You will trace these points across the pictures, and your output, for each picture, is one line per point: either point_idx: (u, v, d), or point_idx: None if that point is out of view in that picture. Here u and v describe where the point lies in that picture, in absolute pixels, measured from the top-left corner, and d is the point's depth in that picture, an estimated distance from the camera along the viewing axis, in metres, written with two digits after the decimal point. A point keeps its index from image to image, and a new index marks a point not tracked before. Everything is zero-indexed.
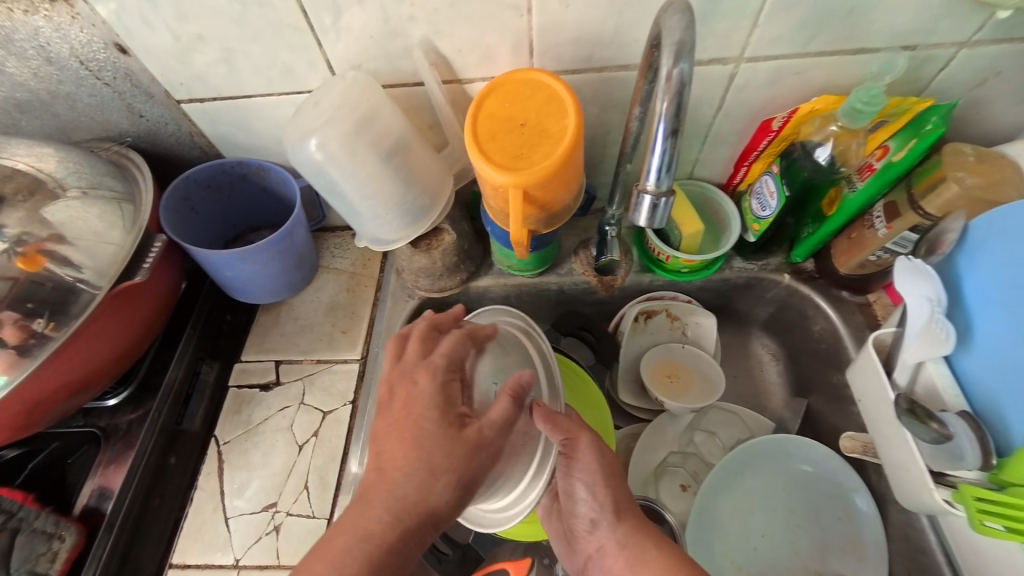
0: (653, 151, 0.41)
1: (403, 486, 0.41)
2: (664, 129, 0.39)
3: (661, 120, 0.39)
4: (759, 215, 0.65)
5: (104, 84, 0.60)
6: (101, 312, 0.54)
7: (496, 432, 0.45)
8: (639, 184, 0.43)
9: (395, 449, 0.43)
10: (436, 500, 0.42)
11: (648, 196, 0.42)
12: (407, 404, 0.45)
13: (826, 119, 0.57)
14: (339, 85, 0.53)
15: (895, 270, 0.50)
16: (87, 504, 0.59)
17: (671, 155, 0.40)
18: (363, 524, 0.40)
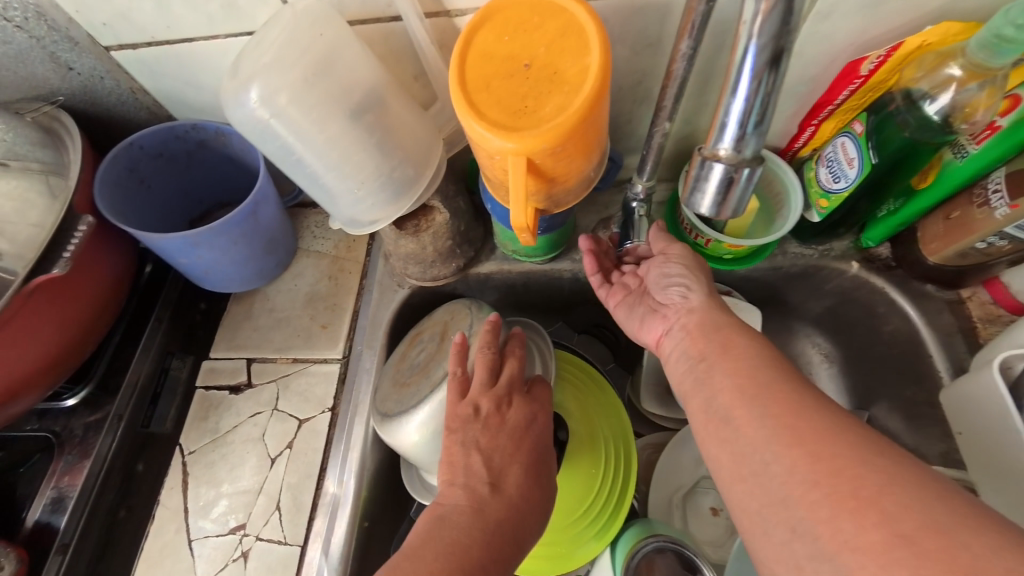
0: (735, 90, 0.28)
1: (514, 522, 0.42)
2: (757, 53, 0.26)
3: (752, 46, 0.26)
4: (830, 189, 0.51)
5: (15, 27, 0.49)
6: (16, 312, 0.45)
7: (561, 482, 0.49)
8: (703, 149, 0.30)
9: (508, 481, 0.44)
10: (529, 534, 0.42)
11: (721, 168, 0.29)
12: (519, 433, 0.46)
13: (941, 57, 0.42)
14: (288, 16, 0.40)
15: None
16: (39, 519, 0.52)
17: (764, 98, 0.27)
18: (467, 536, 0.40)
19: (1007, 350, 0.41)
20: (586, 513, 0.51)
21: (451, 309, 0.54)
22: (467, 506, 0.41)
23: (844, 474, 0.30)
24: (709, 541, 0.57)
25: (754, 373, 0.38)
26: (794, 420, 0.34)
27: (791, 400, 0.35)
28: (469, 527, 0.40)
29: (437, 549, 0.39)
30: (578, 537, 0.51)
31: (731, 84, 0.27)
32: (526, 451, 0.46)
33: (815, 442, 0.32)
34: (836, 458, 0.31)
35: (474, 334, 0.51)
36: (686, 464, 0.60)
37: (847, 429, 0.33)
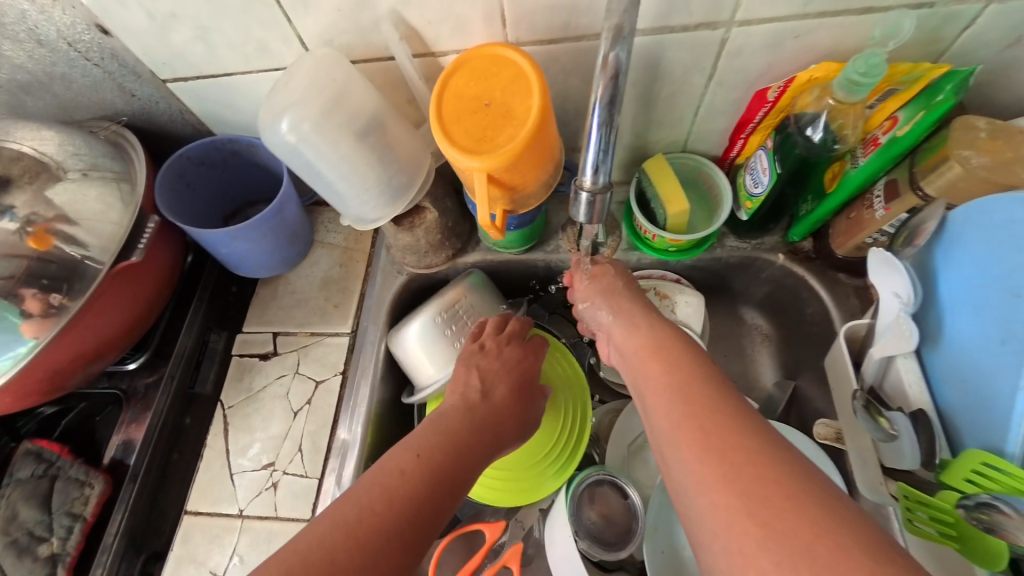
0: (588, 143, 0.37)
1: (498, 431, 0.54)
2: (598, 118, 0.35)
3: (597, 105, 0.35)
4: (752, 193, 0.61)
5: (94, 64, 0.62)
6: (104, 289, 0.58)
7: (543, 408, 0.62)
8: (576, 178, 0.40)
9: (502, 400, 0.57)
10: (507, 434, 0.55)
11: (585, 193, 0.39)
12: (518, 369, 0.60)
13: (825, 89, 0.52)
14: (309, 62, 0.52)
15: (868, 261, 0.52)
16: (113, 457, 0.66)
17: (606, 147, 0.37)
18: (458, 424, 0.52)
19: (852, 322, 0.53)
20: (546, 456, 0.63)
21: (452, 289, 0.67)
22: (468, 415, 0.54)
23: (765, 516, 0.33)
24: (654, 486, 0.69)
25: (694, 411, 0.40)
26: (724, 461, 0.36)
27: (705, 411, 0.40)
28: (467, 427, 0.52)
29: (441, 438, 0.49)
30: (540, 475, 0.63)
31: (585, 139, 0.37)
32: (522, 385, 0.59)
33: (745, 489, 0.34)
34: (758, 506, 0.33)
35: (471, 290, 0.67)
36: (636, 424, 0.72)
37: (777, 459, 0.35)
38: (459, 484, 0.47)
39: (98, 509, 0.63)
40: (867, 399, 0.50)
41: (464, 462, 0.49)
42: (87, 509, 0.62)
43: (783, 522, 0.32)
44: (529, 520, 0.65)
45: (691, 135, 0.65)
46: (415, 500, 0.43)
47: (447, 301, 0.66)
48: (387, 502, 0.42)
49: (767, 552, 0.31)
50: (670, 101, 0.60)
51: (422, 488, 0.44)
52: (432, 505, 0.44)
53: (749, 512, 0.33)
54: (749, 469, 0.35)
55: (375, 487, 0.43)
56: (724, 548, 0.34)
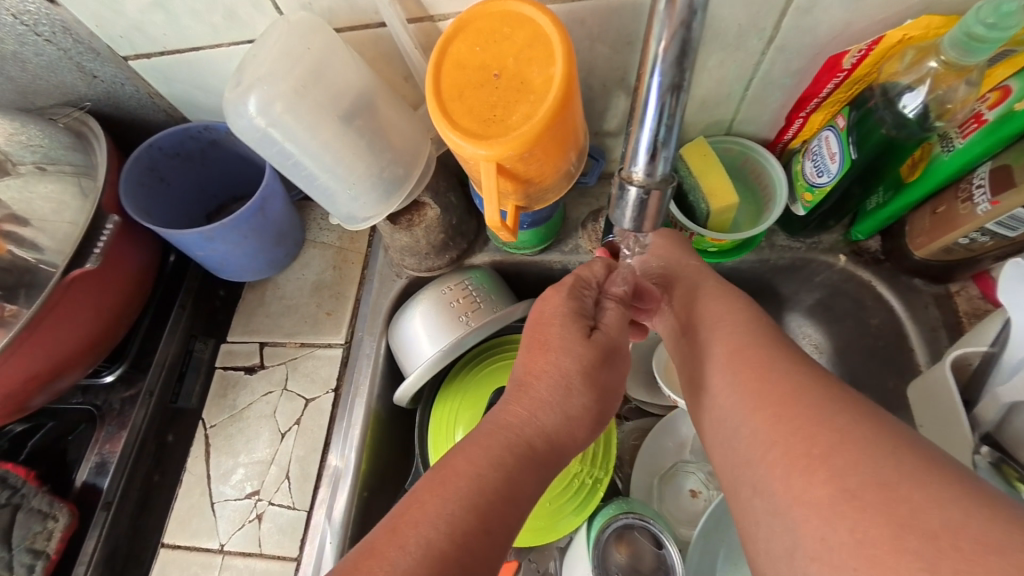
0: (641, 121, 0.27)
1: (539, 430, 0.42)
2: (658, 84, 0.25)
3: (658, 67, 0.25)
4: (814, 183, 0.52)
5: (45, 40, 0.54)
6: (58, 301, 0.51)
7: (617, 333, 0.48)
8: (623, 169, 0.30)
9: (535, 382, 0.44)
10: (575, 405, 0.44)
11: (635, 190, 0.29)
12: (552, 327, 0.46)
13: (921, 52, 0.41)
14: (281, 29, 0.43)
15: (1005, 276, 0.40)
16: (85, 480, 0.60)
17: (669, 127, 0.27)
18: (507, 423, 0.42)
19: (963, 348, 0.44)
20: (567, 490, 0.55)
21: (453, 284, 0.58)
22: (494, 421, 0.43)
23: (824, 427, 0.33)
24: (686, 521, 0.60)
25: (753, 352, 0.41)
26: (783, 383, 0.38)
27: (756, 349, 0.41)
28: (495, 440, 0.41)
29: (472, 458, 0.39)
30: (559, 510, 0.55)
31: (637, 117, 0.27)
32: (566, 346, 0.45)
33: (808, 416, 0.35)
34: (821, 420, 0.34)
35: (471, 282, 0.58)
36: (666, 449, 0.63)
37: (825, 389, 0.36)
38: (502, 518, 0.37)
39: (63, 543, 0.57)
40: (996, 456, 0.41)
41: (516, 483, 0.39)
42: (49, 545, 0.56)
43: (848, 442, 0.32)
44: (546, 561, 0.57)
45: (739, 114, 0.54)
46: (447, 558, 0.34)
47: (446, 296, 0.57)
48: (417, 561, 0.33)
49: (841, 452, 0.32)
50: (717, 73, 0.49)
51: (452, 543, 0.34)
52: (473, 556, 0.35)
53: (807, 424, 0.34)
54: (813, 401, 0.35)
55: (398, 537, 0.35)
56: (784, 470, 0.34)
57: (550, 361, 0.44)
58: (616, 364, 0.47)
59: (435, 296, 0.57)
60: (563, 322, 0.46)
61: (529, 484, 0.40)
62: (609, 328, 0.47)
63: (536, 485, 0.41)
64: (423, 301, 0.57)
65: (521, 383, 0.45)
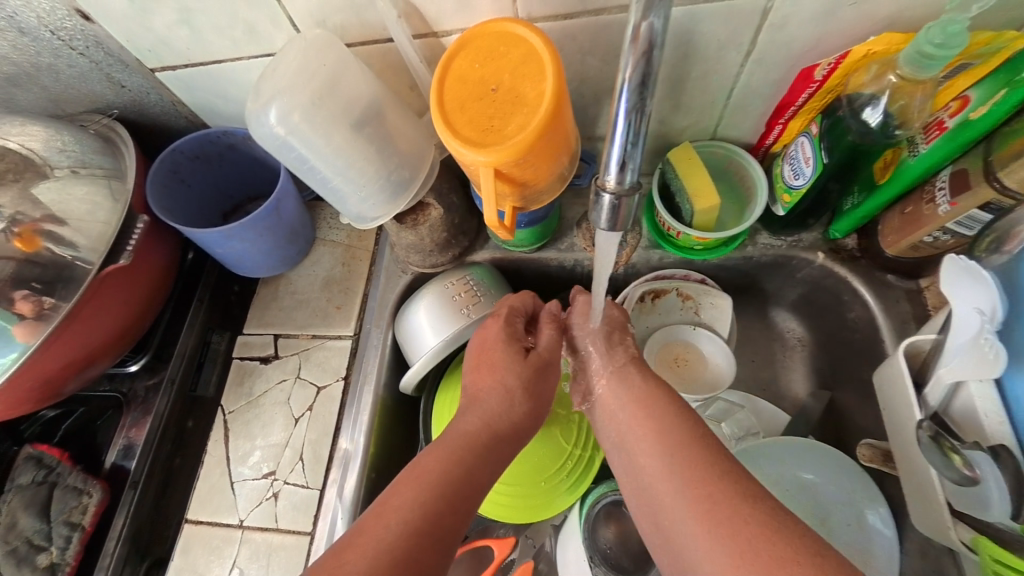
0: (613, 136, 0.31)
1: (492, 430, 0.48)
2: (625, 102, 0.29)
3: (625, 90, 0.29)
4: (792, 185, 0.55)
5: (79, 53, 0.58)
6: (92, 295, 0.56)
7: (551, 353, 0.54)
8: (598, 178, 0.34)
9: (484, 396, 0.50)
10: (517, 412, 0.51)
11: (607, 196, 0.33)
12: (496, 349, 0.52)
13: (885, 66, 0.45)
14: (298, 45, 0.48)
15: (945, 270, 0.44)
16: (113, 462, 0.64)
17: (638, 139, 0.31)
18: (464, 429, 0.47)
19: (915, 336, 0.48)
20: (563, 471, 0.59)
21: (455, 279, 0.62)
22: (454, 429, 0.48)
23: (697, 490, 0.38)
24: None
25: (639, 399, 0.48)
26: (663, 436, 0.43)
27: (647, 403, 0.47)
28: (456, 443, 0.45)
29: (439, 454, 0.44)
30: (554, 489, 0.58)
31: (609, 133, 0.31)
32: (508, 366, 0.51)
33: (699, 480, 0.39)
34: (695, 484, 0.39)
35: (473, 280, 0.62)
36: None
37: (691, 441, 0.42)
38: (468, 502, 0.42)
39: (97, 517, 0.62)
40: (935, 430, 0.43)
41: (474, 472, 0.44)
42: (85, 518, 0.61)
43: (731, 509, 0.36)
44: (541, 537, 0.62)
45: (722, 120, 0.58)
46: (423, 534, 0.38)
47: (449, 290, 0.61)
48: (399, 534, 0.38)
49: (712, 517, 0.36)
50: (700, 83, 0.53)
51: (428, 521, 0.39)
52: (443, 530, 0.39)
53: (683, 485, 0.39)
54: (701, 461, 0.40)
55: (381, 518, 0.38)
56: (693, 535, 0.37)
57: (495, 378, 0.51)
58: (550, 379, 0.54)
59: (439, 290, 0.62)
60: (504, 345, 0.53)
61: (485, 475, 0.45)
62: (544, 347, 0.54)
63: (492, 476, 0.46)
64: (427, 296, 0.61)
65: (471, 399, 0.51)
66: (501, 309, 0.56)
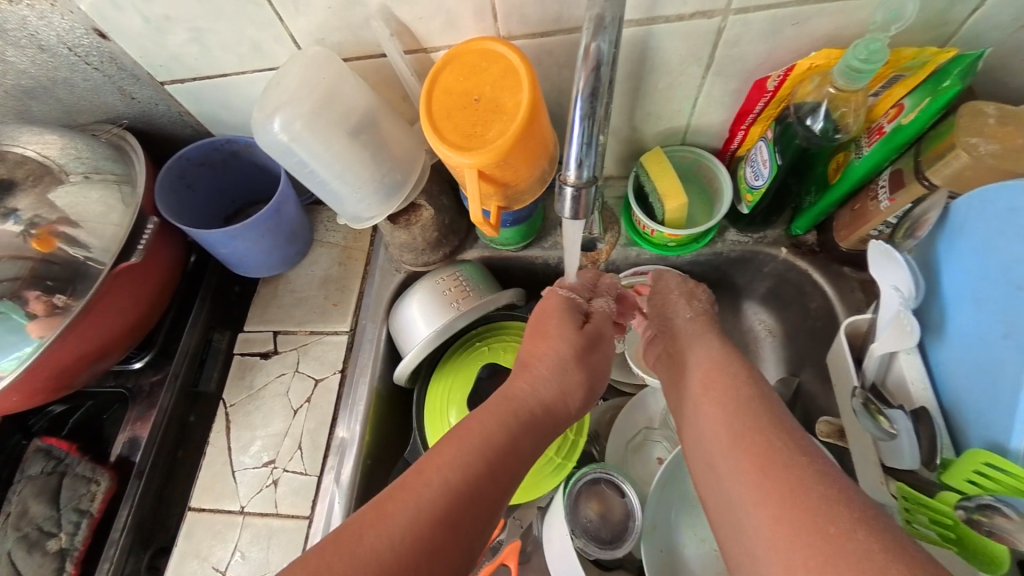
0: (571, 138, 0.36)
1: (539, 401, 0.51)
2: (580, 108, 0.34)
3: (579, 99, 0.34)
4: (752, 185, 0.60)
5: (94, 68, 0.62)
6: (107, 290, 0.60)
7: (603, 326, 0.59)
8: (560, 174, 0.38)
9: (536, 364, 0.54)
10: (569, 385, 0.54)
11: (569, 188, 0.37)
12: (551, 321, 0.57)
13: (826, 77, 0.51)
14: (299, 61, 0.52)
15: (869, 255, 0.51)
16: (119, 453, 0.67)
17: (592, 141, 0.36)
18: (511, 396, 0.51)
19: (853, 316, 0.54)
20: (547, 453, 0.63)
21: (446, 275, 0.67)
22: (505, 392, 0.52)
23: (756, 441, 0.43)
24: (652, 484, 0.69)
25: (714, 366, 0.51)
26: (728, 396, 0.48)
27: (718, 366, 0.51)
28: (500, 410, 0.49)
29: (484, 420, 0.48)
30: (540, 470, 0.63)
31: (568, 134, 0.36)
32: (561, 333, 0.55)
33: (741, 432, 0.44)
34: (759, 435, 0.43)
35: (464, 277, 0.67)
36: (636, 422, 0.71)
37: (759, 402, 0.47)
38: (507, 469, 0.45)
39: (105, 504, 0.65)
40: (866, 397, 0.49)
41: (517, 441, 0.48)
42: (93, 506, 0.64)
43: (772, 463, 0.40)
44: (528, 519, 0.65)
45: (690, 126, 0.63)
46: (463, 493, 0.42)
47: (440, 285, 0.66)
48: (440, 493, 0.41)
49: (768, 463, 0.41)
50: (667, 93, 0.58)
51: (468, 481, 0.42)
52: (483, 491, 0.43)
53: (744, 433, 0.44)
54: (744, 416, 0.45)
55: (422, 477, 0.42)
56: (740, 479, 0.41)
57: (548, 347, 0.55)
58: (603, 353, 0.58)
59: (430, 286, 0.66)
60: (560, 317, 0.57)
61: (529, 444, 0.49)
62: (596, 321, 0.58)
63: (535, 445, 0.49)
64: (420, 292, 0.66)
65: (524, 365, 0.55)
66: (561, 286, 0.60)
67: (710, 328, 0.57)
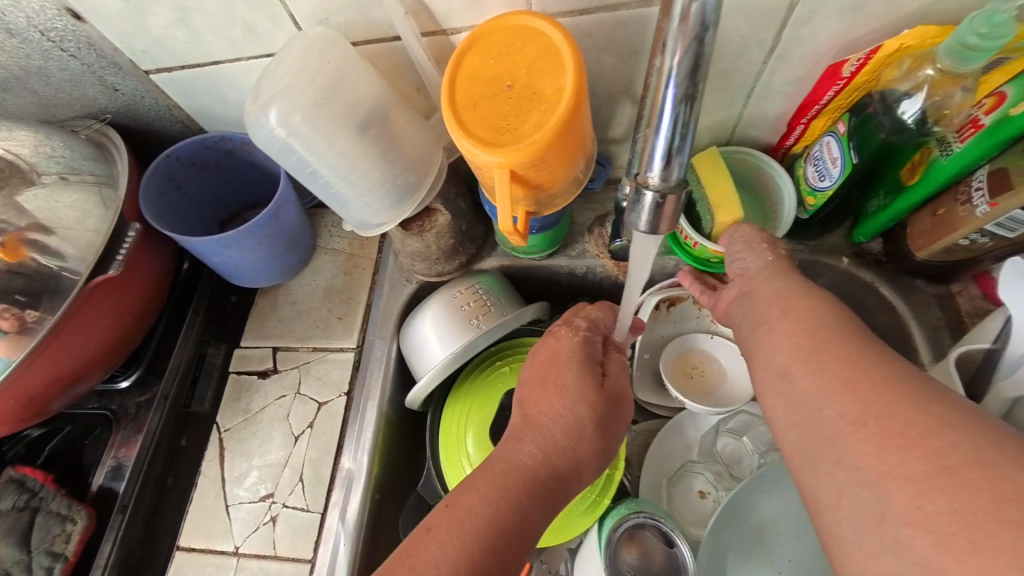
0: (657, 130, 0.29)
1: (548, 469, 0.42)
2: (674, 95, 0.27)
3: (673, 79, 0.27)
4: (816, 186, 0.53)
5: (70, 56, 0.56)
6: (79, 308, 0.52)
7: (622, 380, 0.49)
8: (636, 175, 0.31)
9: (544, 422, 0.45)
10: (582, 450, 0.44)
11: (650, 194, 0.30)
12: (565, 368, 0.47)
13: (919, 60, 0.43)
14: (300, 43, 0.45)
15: (1004, 273, 0.42)
16: (101, 484, 0.60)
17: (684, 133, 0.28)
18: (515, 458, 0.43)
19: (965, 345, 0.46)
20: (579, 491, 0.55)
21: (463, 287, 0.59)
22: (505, 457, 0.43)
23: (838, 358, 0.35)
24: (694, 521, 0.61)
25: (788, 290, 0.42)
26: (805, 313, 0.39)
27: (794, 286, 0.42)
28: (503, 476, 0.41)
29: (483, 492, 0.40)
30: (570, 511, 0.55)
31: (653, 126, 0.28)
32: (575, 387, 0.46)
33: (822, 338, 0.37)
34: (843, 349, 0.35)
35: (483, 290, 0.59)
36: (675, 450, 0.64)
37: (839, 317, 0.38)
38: (509, 554, 0.38)
39: (82, 544, 0.58)
40: None
41: (523, 517, 0.39)
42: (69, 547, 0.57)
43: (859, 377, 0.33)
44: (557, 562, 0.58)
45: (741, 120, 0.56)
46: None
47: (456, 300, 0.58)
48: None
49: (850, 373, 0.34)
50: (720, 81, 0.51)
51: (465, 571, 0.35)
52: None
53: (825, 348, 0.36)
54: (823, 334, 0.37)
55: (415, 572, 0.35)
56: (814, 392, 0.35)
57: (558, 403, 0.45)
58: (623, 413, 0.48)
59: (445, 300, 0.59)
60: (576, 367, 0.47)
61: (537, 520, 0.40)
62: (615, 376, 0.49)
63: (544, 519, 0.41)
64: (435, 307, 0.58)
65: (527, 421, 0.46)
66: (578, 322, 0.51)
67: (788, 265, 0.45)
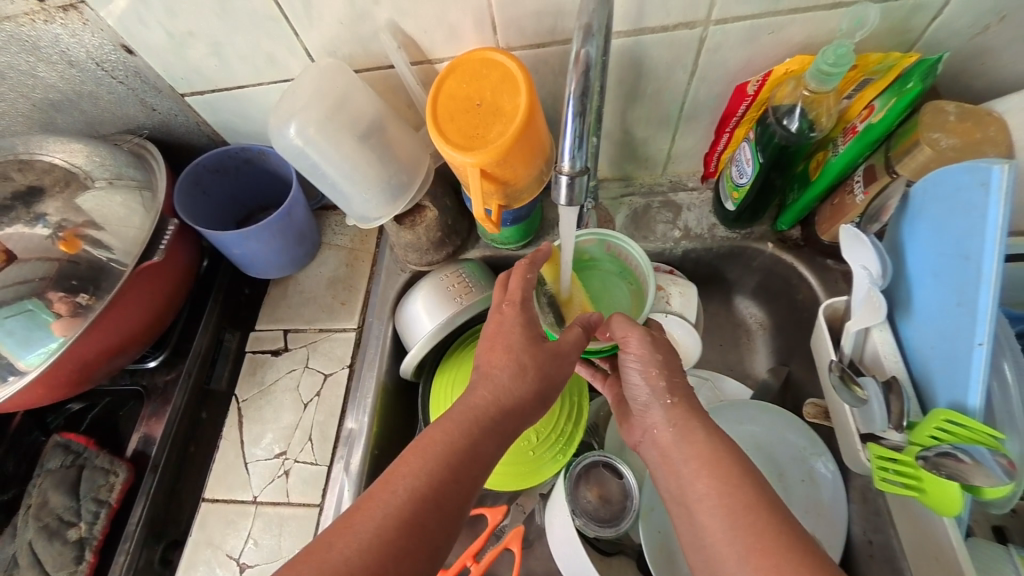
0: (565, 131, 0.40)
1: (500, 409, 0.49)
2: (571, 107, 0.39)
3: (571, 97, 0.40)
4: (738, 182, 0.64)
5: (118, 82, 0.67)
6: (128, 288, 0.64)
7: (570, 346, 0.54)
8: (556, 164, 0.43)
9: (496, 372, 0.51)
10: (529, 394, 0.51)
11: (563, 176, 0.42)
12: (512, 332, 0.52)
13: (800, 81, 0.55)
14: (314, 71, 0.57)
15: (842, 240, 0.55)
16: (135, 448, 0.69)
17: (582, 134, 0.40)
18: (474, 404, 0.49)
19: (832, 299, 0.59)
20: (547, 438, 0.64)
21: (448, 272, 0.70)
22: (464, 403, 0.50)
23: (748, 518, 0.40)
24: None
25: (698, 440, 0.46)
26: (716, 468, 0.43)
27: (712, 444, 0.46)
28: (462, 417, 0.48)
29: (447, 429, 0.47)
30: (540, 456, 0.63)
31: (562, 130, 0.41)
32: (520, 343, 0.52)
33: (737, 498, 0.41)
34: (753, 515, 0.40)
35: (465, 275, 0.70)
36: None
37: (750, 479, 0.42)
38: (470, 472, 0.45)
39: (122, 495, 0.67)
40: (843, 371, 0.54)
41: (480, 444, 0.47)
42: (111, 496, 0.66)
43: (766, 541, 0.38)
44: (530, 504, 0.68)
45: (678, 130, 0.67)
46: (428, 498, 0.42)
47: (443, 281, 0.69)
48: (405, 499, 0.42)
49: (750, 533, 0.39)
50: (657, 97, 0.62)
51: (432, 485, 0.43)
52: (447, 492, 0.43)
53: (737, 505, 0.41)
54: (733, 490, 0.42)
55: (389, 485, 0.42)
56: (726, 545, 0.40)
57: (507, 355, 0.51)
58: (565, 362, 0.53)
59: (434, 282, 0.69)
60: (520, 328, 0.53)
61: (491, 447, 0.48)
62: (564, 341, 0.54)
63: (499, 446, 0.49)
64: (423, 289, 0.69)
65: (483, 373, 0.51)
66: (512, 288, 0.55)
67: (693, 411, 0.49)
